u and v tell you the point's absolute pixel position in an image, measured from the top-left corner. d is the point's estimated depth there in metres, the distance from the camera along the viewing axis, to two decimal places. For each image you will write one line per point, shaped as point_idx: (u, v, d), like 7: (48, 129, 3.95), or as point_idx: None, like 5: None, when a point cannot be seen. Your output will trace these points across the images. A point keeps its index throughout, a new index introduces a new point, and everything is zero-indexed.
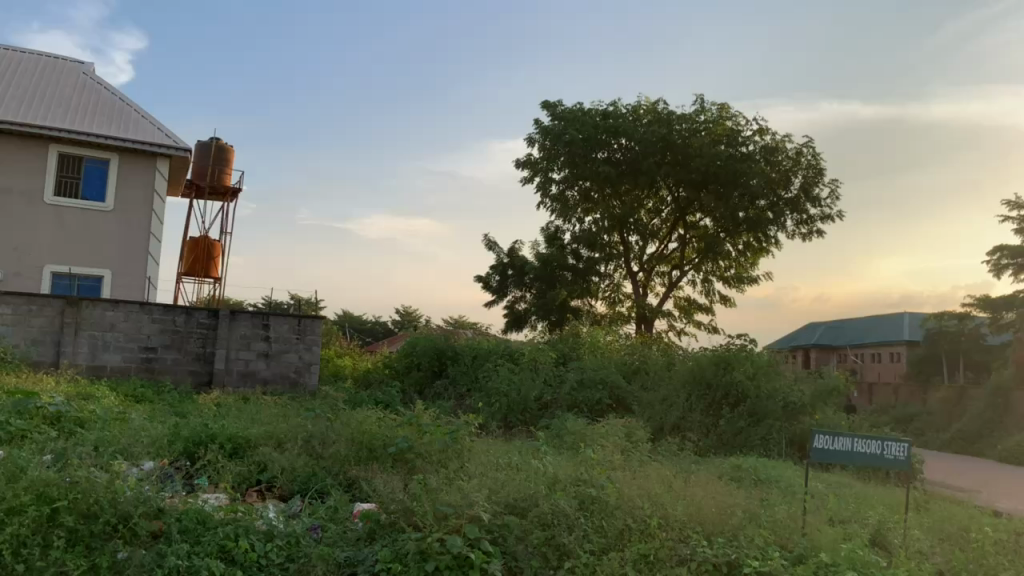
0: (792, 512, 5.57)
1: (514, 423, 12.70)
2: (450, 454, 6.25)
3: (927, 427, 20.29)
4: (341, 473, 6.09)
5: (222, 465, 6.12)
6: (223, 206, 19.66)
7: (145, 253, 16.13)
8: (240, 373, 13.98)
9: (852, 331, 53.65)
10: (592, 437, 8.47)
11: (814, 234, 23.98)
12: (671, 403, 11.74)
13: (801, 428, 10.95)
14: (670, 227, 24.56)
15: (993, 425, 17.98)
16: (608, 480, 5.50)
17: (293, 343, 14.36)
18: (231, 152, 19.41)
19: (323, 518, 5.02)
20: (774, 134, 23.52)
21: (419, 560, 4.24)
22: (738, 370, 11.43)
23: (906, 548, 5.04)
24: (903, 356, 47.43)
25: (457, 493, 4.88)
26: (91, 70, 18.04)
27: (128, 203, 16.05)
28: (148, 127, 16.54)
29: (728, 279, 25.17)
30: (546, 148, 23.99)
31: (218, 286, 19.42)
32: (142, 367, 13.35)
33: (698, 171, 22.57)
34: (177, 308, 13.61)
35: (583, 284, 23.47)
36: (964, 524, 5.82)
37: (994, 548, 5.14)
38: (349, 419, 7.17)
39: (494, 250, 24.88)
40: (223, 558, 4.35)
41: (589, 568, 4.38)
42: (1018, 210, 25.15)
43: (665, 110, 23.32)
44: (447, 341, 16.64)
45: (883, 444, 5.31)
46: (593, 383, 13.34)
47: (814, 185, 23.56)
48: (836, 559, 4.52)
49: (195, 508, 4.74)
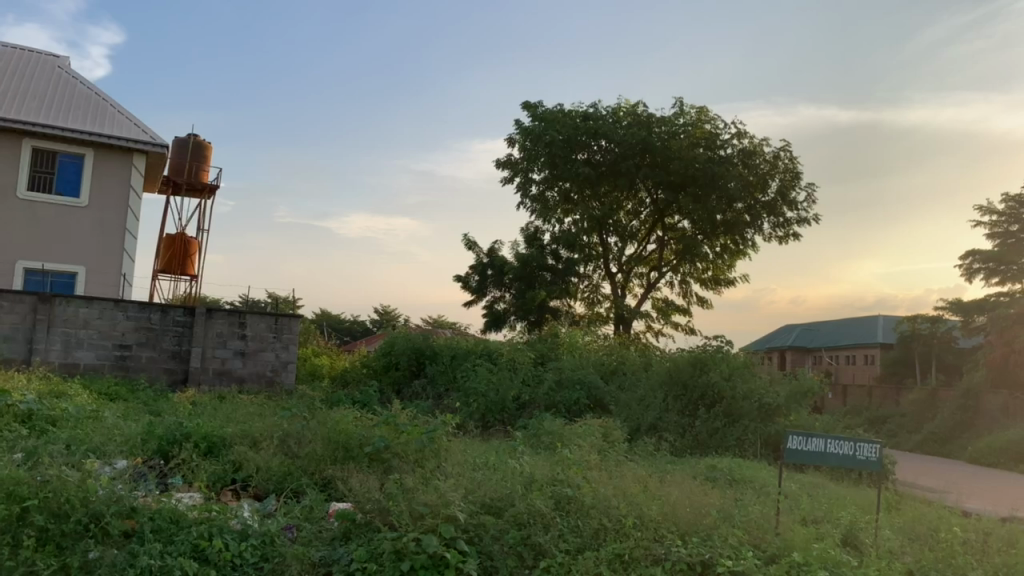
0: (766, 512, 5.62)
1: (491, 423, 12.73)
2: (427, 454, 6.24)
3: (899, 429, 20.54)
4: (316, 473, 6.07)
5: (197, 464, 6.06)
6: (200, 202, 19.46)
7: (120, 249, 15.96)
8: (216, 371, 13.86)
9: (827, 333, 54.25)
10: (569, 437, 8.52)
11: (791, 237, 24.21)
12: (648, 404, 11.85)
13: (775, 429, 11.08)
14: (648, 229, 24.68)
15: (964, 427, 18.30)
16: (584, 479, 5.54)
17: (269, 341, 14.27)
18: (209, 149, 19.24)
19: (299, 518, 5.00)
20: (752, 138, 23.69)
21: (394, 560, 4.24)
22: (714, 370, 11.52)
23: (877, 548, 5.11)
24: (877, 358, 48.07)
25: (434, 492, 4.88)
26: (67, 64, 17.81)
27: (103, 199, 15.88)
28: (125, 123, 16.37)
29: (705, 281, 25.40)
30: (527, 149, 24.02)
31: (195, 284, 19.25)
32: (116, 365, 13.21)
33: (676, 174, 22.72)
34: (153, 306, 13.48)
35: (562, 284, 23.40)
36: (934, 524, 5.92)
37: (963, 547, 5.24)
38: (325, 419, 7.14)
39: (473, 250, 24.81)
40: (196, 557, 4.33)
41: (564, 567, 4.40)
42: (989, 214, 25.60)
43: (645, 112, 23.44)
44: (425, 340, 16.60)
45: (857, 445, 5.41)
46: (571, 384, 13.41)
47: (790, 189, 23.79)
48: (808, 559, 4.58)
49: (168, 506, 4.70)
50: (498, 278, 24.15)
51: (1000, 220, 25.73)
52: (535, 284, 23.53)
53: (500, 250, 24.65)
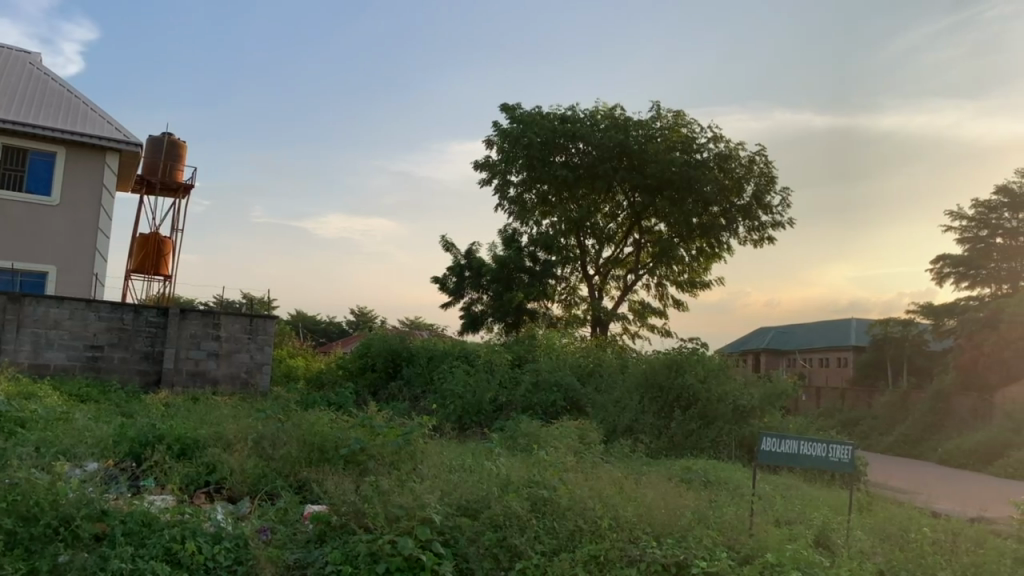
0: (740, 513, 5.69)
1: (468, 425, 12.74)
2: (403, 456, 6.24)
3: (871, 431, 20.78)
4: (291, 475, 6.03)
5: (170, 466, 6.02)
6: (175, 202, 19.27)
7: (93, 249, 15.77)
8: (190, 373, 13.72)
9: (802, 336, 54.75)
10: (546, 439, 8.55)
11: (766, 240, 24.45)
12: (624, 406, 11.91)
13: (749, 430, 11.19)
14: (625, 231, 24.75)
15: (934, 428, 18.60)
16: (560, 480, 5.57)
17: (244, 342, 14.15)
18: (184, 148, 19.07)
19: (273, 520, 4.97)
20: (728, 142, 23.89)
21: (370, 562, 4.23)
22: (689, 372, 11.60)
23: (849, 548, 5.18)
24: (850, 361, 48.69)
25: (410, 494, 4.88)
26: (39, 61, 17.55)
27: (75, 198, 15.67)
28: (98, 121, 16.17)
29: (681, 284, 25.56)
30: (504, 151, 24.02)
31: (169, 284, 19.04)
32: (88, 366, 13.02)
33: (653, 177, 22.84)
34: (125, 306, 13.31)
35: (539, 287, 23.41)
36: (904, 525, 6.01)
37: (932, 547, 5.31)
38: (301, 420, 7.14)
39: (451, 251, 24.77)
40: (169, 560, 4.29)
41: (540, 568, 4.39)
42: (959, 219, 26.05)
43: (622, 115, 23.55)
44: (402, 341, 16.56)
45: (830, 447, 5.47)
46: (548, 386, 13.43)
47: (765, 193, 24.06)
48: (781, 559, 4.62)
49: (141, 509, 4.65)
50: (475, 279, 24.11)
51: (970, 226, 26.10)
52: (512, 285, 23.50)
53: (478, 252, 24.62)
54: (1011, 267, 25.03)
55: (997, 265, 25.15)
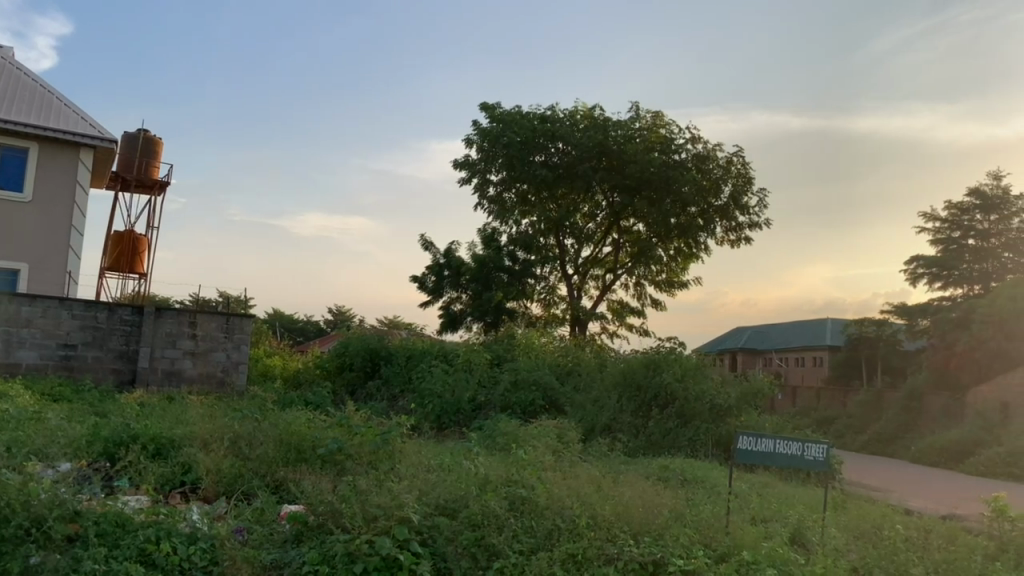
0: (717, 512, 5.71)
1: (447, 425, 12.75)
2: (381, 456, 6.22)
3: (846, 430, 21.01)
4: (268, 475, 5.98)
5: (144, 466, 5.96)
6: (150, 199, 19.06)
7: (67, 246, 15.54)
8: (165, 372, 13.58)
9: (778, 336, 55.24)
10: (524, 438, 8.56)
11: (742, 241, 24.65)
12: (602, 405, 11.96)
13: (725, 429, 11.25)
14: (604, 231, 24.80)
15: (908, 427, 18.84)
16: (538, 480, 5.56)
17: (220, 341, 14.03)
18: (160, 145, 18.89)
19: (249, 520, 4.93)
20: (705, 143, 24.06)
21: (347, 562, 4.20)
22: (667, 371, 11.68)
23: (824, 546, 5.23)
24: (825, 360, 49.27)
25: (387, 494, 4.87)
26: (11, 55, 17.25)
27: (48, 196, 15.45)
28: (73, 117, 15.95)
29: (659, 284, 25.66)
30: (484, 150, 24.00)
31: (144, 282, 18.82)
32: (61, 365, 12.85)
33: (632, 177, 22.96)
34: (99, 304, 13.14)
35: (518, 286, 23.45)
36: (877, 522, 6.08)
37: (905, 544, 5.38)
38: (278, 420, 7.08)
39: (430, 250, 24.71)
40: (143, 562, 4.24)
41: (518, 568, 4.39)
42: (932, 221, 26.44)
43: (602, 116, 23.61)
44: (380, 341, 16.49)
45: (804, 446, 5.51)
46: (527, 385, 13.45)
47: (742, 194, 24.29)
48: (757, 557, 4.67)
49: (115, 509, 4.59)
50: (455, 279, 24.10)
51: (943, 227, 26.50)
52: (491, 285, 23.49)
53: (458, 251, 24.59)
54: (983, 267, 25.42)
55: (969, 265, 25.52)
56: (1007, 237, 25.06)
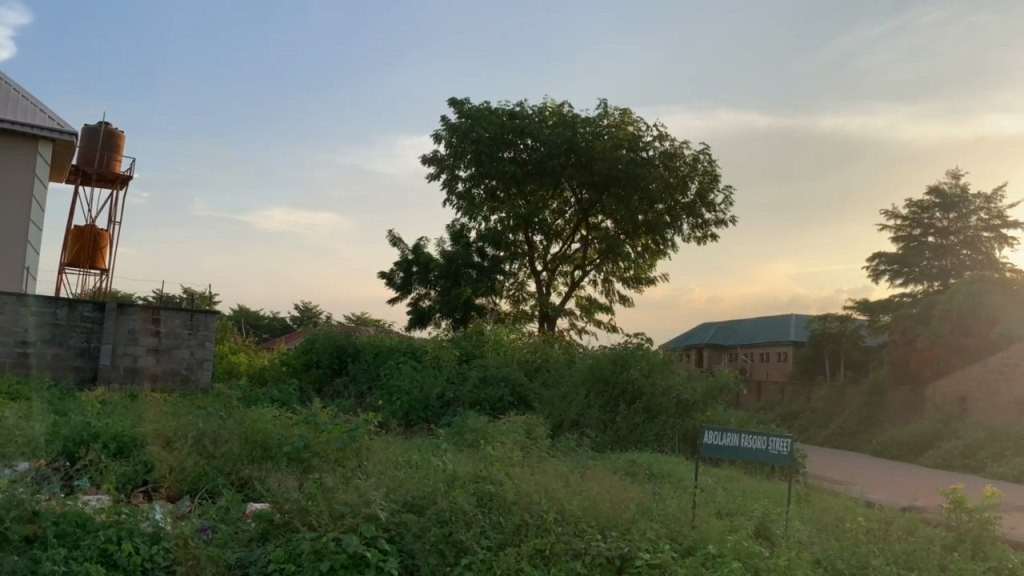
0: (683, 505, 5.78)
1: (415, 421, 12.73)
2: (348, 454, 6.16)
3: (810, 424, 21.34)
4: (233, 473, 5.90)
5: (106, 465, 5.86)
6: (112, 193, 18.77)
7: (25, 241, 15.15)
8: (127, 369, 13.31)
9: (743, 332, 55.86)
10: (492, 435, 8.53)
11: (709, 238, 24.86)
12: (570, 400, 12.00)
13: (691, 424, 11.38)
14: (573, 228, 24.83)
15: (869, 422, 19.19)
16: (505, 475, 5.57)
17: (184, 338, 13.77)
18: (121, 138, 18.54)
19: (214, 519, 4.87)
20: (673, 141, 24.20)
21: (314, 560, 4.14)
22: (634, 368, 11.77)
23: (787, 539, 5.30)
24: (790, 356, 50.01)
25: (354, 492, 4.85)
26: None
27: (5, 189, 15.09)
28: (30, 109, 15.61)
29: (627, 280, 25.76)
30: (452, 146, 23.89)
31: (105, 277, 18.48)
32: (18, 363, 12.62)
33: (600, 174, 23.05)
34: (59, 300, 12.93)
35: (487, 282, 23.44)
36: (839, 514, 6.18)
37: (867, 536, 5.49)
38: (242, 418, 6.99)
39: (398, 246, 24.60)
40: (104, 562, 4.17)
41: (486, 563, 4.39)
42: (893, 218, 26.93)
43: (571, 112, 23.63)
44: (348, 338, 16.35)
45: (769, 440, 5.52)
46: (495, 381, 13.46)
47: (708, 191, 24.57)
48: (722, 551, 4.72)
49: (75, 509, 4.50)
50: (423, 275, 24.05)
51: (904, 224, 26.98)
52: (460, 281, 23.48)
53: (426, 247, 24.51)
54: (942, 264, 25.90)
55: (929, 262, 26.00)
56: (965, 235, 25.61)
